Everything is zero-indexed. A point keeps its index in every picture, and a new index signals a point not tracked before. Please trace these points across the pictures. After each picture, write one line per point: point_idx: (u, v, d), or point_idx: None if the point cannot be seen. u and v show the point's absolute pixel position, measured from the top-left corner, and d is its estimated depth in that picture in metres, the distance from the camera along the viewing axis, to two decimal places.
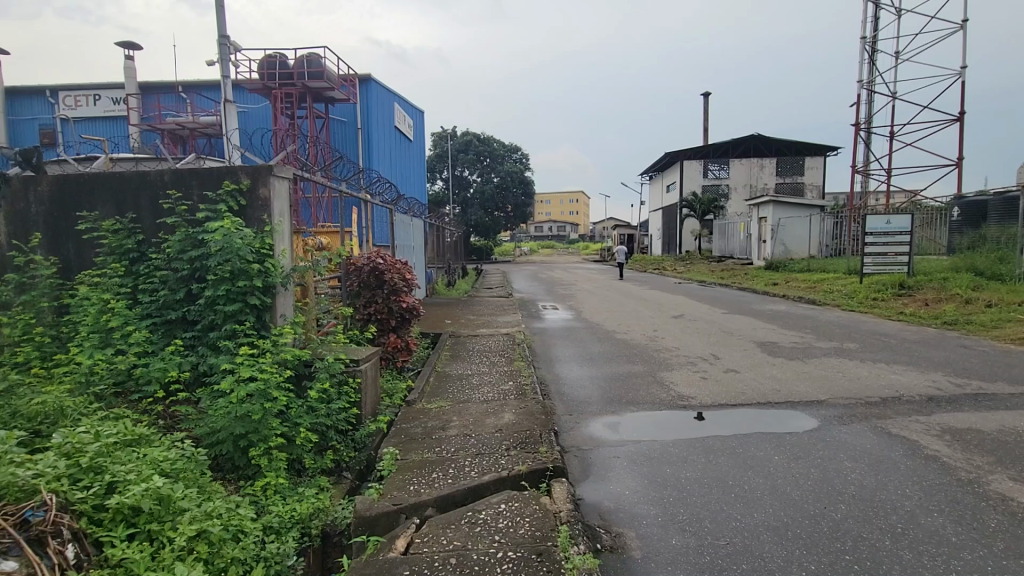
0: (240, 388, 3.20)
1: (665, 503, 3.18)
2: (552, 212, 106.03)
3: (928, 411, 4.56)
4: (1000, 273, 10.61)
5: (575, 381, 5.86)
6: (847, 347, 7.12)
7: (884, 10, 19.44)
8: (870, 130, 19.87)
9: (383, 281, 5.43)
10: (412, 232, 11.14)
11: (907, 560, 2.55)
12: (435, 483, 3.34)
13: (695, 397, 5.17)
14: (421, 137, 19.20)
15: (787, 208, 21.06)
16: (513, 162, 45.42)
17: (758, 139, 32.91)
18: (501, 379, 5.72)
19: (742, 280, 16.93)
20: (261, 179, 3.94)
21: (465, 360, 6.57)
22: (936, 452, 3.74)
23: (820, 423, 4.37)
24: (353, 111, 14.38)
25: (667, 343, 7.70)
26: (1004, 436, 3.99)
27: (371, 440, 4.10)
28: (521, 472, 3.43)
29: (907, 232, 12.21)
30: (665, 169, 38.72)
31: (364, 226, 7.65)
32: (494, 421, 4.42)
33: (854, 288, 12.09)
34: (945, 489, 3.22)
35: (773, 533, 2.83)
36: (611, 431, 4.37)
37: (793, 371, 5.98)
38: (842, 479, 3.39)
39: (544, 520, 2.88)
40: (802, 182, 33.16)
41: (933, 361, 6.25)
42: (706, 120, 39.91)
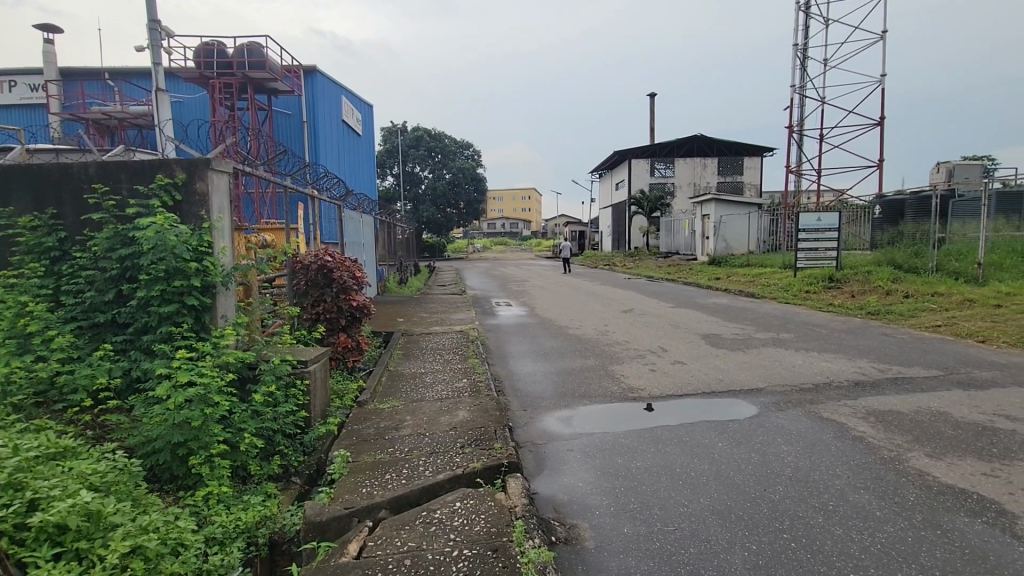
0: (178, 394, 3.03)
1: (617, 493, 3.27)
2: (504, 210, 106.26)
3: (855, 395, 4.91)
4: (916, 266, 11.51)
5: (528, 377, 5.91)
6: (784, 337, 7.55)
7: (813, 20, 20.68)
8: (802, 133, 21.11)
9: (332, 280, 5.27)
10: (362, 229, 10.88)
11: (838, 536, 2.74)
12: (388, 484, 3.30)
13: (645, 390, 5.33)
14: (370, 132, 18.75)
15: (728, 206, 22.04)
16: (465, 159, 45.29)
17: (701, 139, 34.23)
18: (455, 377, 5.69)
19: (687, 275, 17.60)
20: (197, 173, 3.73)
21: (418, 359, 6.49)
22: (862, 433, 4.04)
23: (760, 410, 4.61)
24: (298, 103, 13.88)
25: (618, 336, 7.93)
26: (920, 416, 4.35)
27: (321, 443, 3.99)
28: (476, 469, 3.43)
29: (835, 229, 13.07)
30: (614, 168, 39.63)
31: (311, 222, 7.37)
32: (448, 419, 4.39)
33: (789, 282, 12.81)
34: (871, 468, 3.48)
35: (718, 516, 2.96)
36: (565, 425, 4.44)
37: (736, 361, 6.27)
38: (779, 462, 3.60)
39: (500, 517, 2.89)
40: (742, 182, 34.77)
41: (858, 349, 6.72)
42: (651, 121, 41.14)
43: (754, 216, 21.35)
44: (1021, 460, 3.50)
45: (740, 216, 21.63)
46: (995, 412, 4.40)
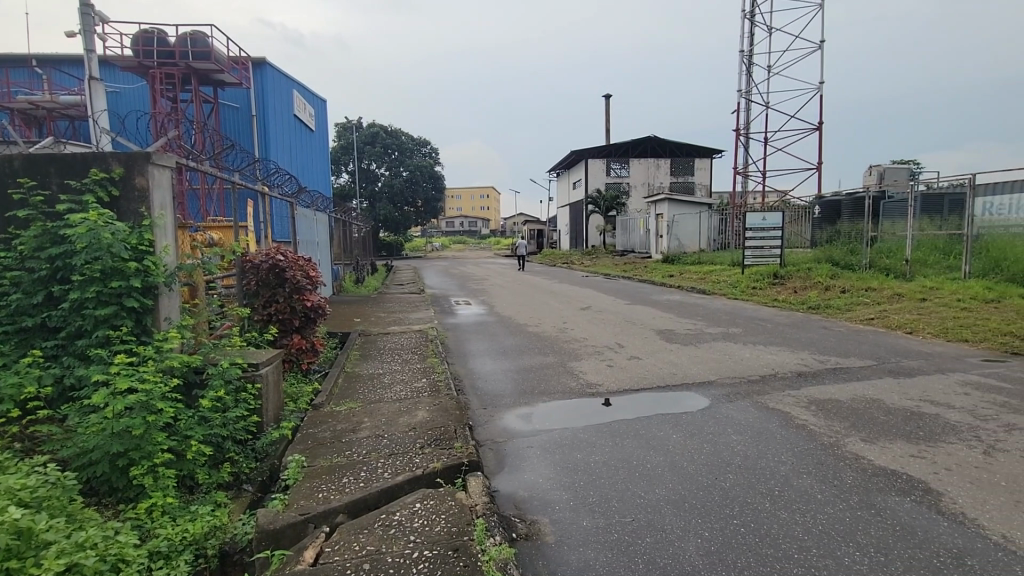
0: (117, 401, 2.85)
1: (576, 487, 3.33)
2: (462, 209, 105.76)
3: (798, 386, 5.19)
4: (851, 263, 12.41)
5: (489, 376, 5.91)
6: (733, 331, 7.88)
7: (758, 28, 21.64)
8: (748, 136, 22.08)
9: (284, 279, 5.10)
10: (316, 228, 10.57)
11: (783, 519, 2.89)
12: (345, 488, 3.23)
13: (602, 385, 5.45)
14: (323, 127, 18.21)
15: (680, 206, 22.76)
16: (422, 157, 44.79)
17: (654, 140, 35.21)
18: (414, 377, 5.62)
19: (643, 272, 18.01)
20: (136, 167, 3.53)
21: (377, 360, 6.37)
22: (804, 421, 4.27)
23: (711, 402, 4.80)
24: (247, 96, 13.33)
25: (576, 333, 8.05)
26: (856, 403, 4.65)
27: (274, 448, 3.86)
28: (436, 469, 3.41)
29: (779, 228, 13.72)
30: (571, 168, 40.17)
31: (261, 220, 7.08)
32: (407, 420, 4.35)
33: (737, 279, 13.36)
34: (813, 453, 3.69)
35: (673, 506, 3.06)
36: (525, 422, 4.47)
37: (689, 356, 6.48)
38: (729, 451, 3.76)
39: (460, 516, 2.89)
40: (693, 182, 36.00)
41: (800, 342, 7.10)
42: (607, 121, 42.00)
43: (705, 215, 22.11)
44: (943, 442, 3.80)
45: (691, 215, 22.36)
46: (921, 398, 4.75)
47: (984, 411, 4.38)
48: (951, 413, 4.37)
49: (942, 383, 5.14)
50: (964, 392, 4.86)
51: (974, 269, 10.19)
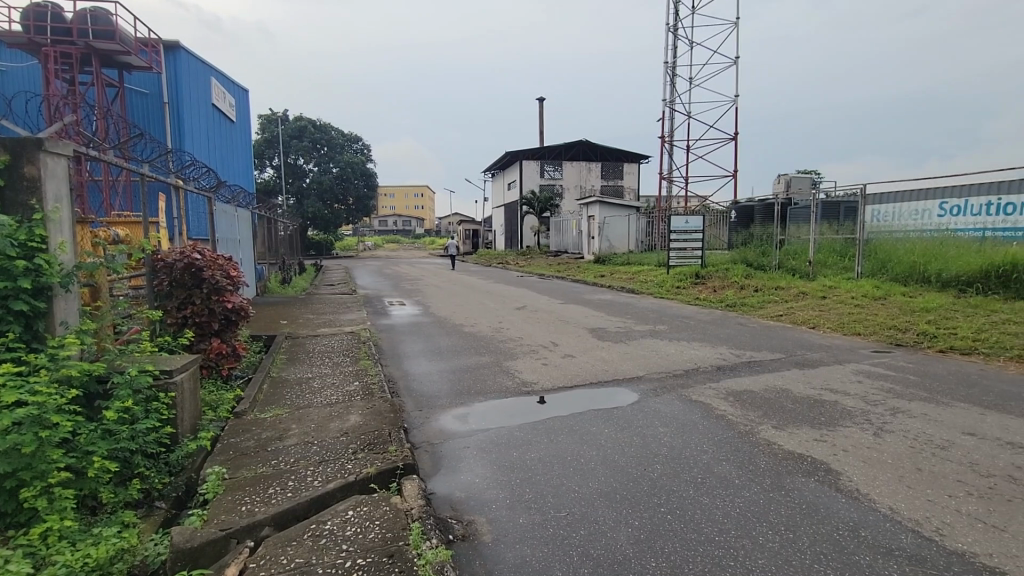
0: (2, 417, 2.54)
1: (512, 485, 3.36)
2: (395, 208, 103.55)
3: (717, 378, 5.55)
4: (763, 264, 13.48)
5: (423, 377, 5.82)
6: (659, 328, 8.28)
7: (680, 41, 22.93)
8: (672, 142, 23.31)
9: (201, 279, 4.77)
10: (237, 225, 9.93)
11: (705, 504, 3.08)
12: (272, 498, 3.08)
13: (537, 383, 5.54)
14: (245, 119, 17.16)
15: (611, 207, 23.64)
16: (354, 153, 43.44)
17: (586, 144, 36.28)
18: (346, 380, 5.44)
19: (575, 272, 18.49)
20: (25, 155, 3.17)
21: (305, 363, 6.11)
22: (723, 411, 4.58)
23: (640, 396, 5.02)
24: (158, 82, 12.29)
25: (511, 333, 8.14)
26: (767, 394, 5.04)
27: (191, 461, 3.59)
28: (369, 474, 3.33)
29: (700, 230, 14.58)
30: (505, 169, 40.48)
31: (175, 215, 6.56)
32: (338, 424, 4.21)
33: (662, 278, 14.06)
34: (730, 441, 3.95)
35: (605, 498, 3.18)
36: (460, 423, 4.46)
37: (618, 352, 6.74)
38: (657, 442, 3.96)
39: (395, 521, 2.84)
40: (622, 186, 37.45)
41: (718, 337, 7.60)
42: (540, 125, 42.82)
43: (634, 217, 22.95)
44: (841, 426, 4.20)
45: (621, 217, 23.25)
46: (822, 387, 5.23)
47: (873, 397, 4.90)
48: (848, 400, 4.84)
49: (840, 373, 5.69)
50: (857, 380, 5.42)
51: (865, 269, 11.29)
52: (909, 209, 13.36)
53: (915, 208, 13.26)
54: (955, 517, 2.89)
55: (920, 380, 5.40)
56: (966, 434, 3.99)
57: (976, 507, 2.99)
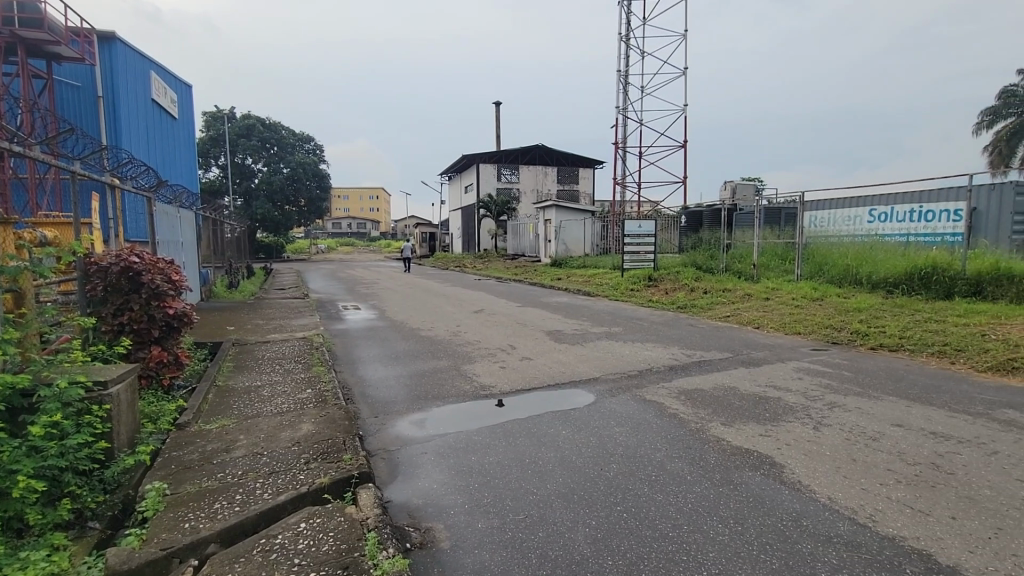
0: None
1: (471, 490, 3.35)
2: (349, 210, 101.20)
3: (670, 378, 5.73)
4: (711, 267, 14.04)
5: (379, 382, 5.72)
6: (615, 330, 8.47)
7: (632, 50, 23.61)
8: (626, 149, 23.94)
9: (140, 284, 4.50)
10: (179, 227, 9.43)
11: (658, 501, 3.18)
12: (218, 514, 2.94)
13: (495, 386, 5.54)
14: (188, 115, 16.36)
15: (567, 211, 24.02)
16: (305, 153, 42.22)
17: (542, 149, 36.69)
18: (298, 388, 5.26)
19: (532, 275, 18.65)
20: None
21: (253, 371, 5.87)
22: (675, 410, 4.73)
23: (596, 397, 5.11)
24: (92, 74, 11.54)
25: (469, 336, 8.11)
26: (716, 392, 5.25)
27: (129, 477, 3.38)
28: (323, 484, 3.24)
29: (652, 234, 15.02)
30: (462, 172, 40.37)
31: (110, 216, 6.15)
32: (289, 434, 4.07)
33: (617, 281, 14.39)
34: (682, 439, 4.09)
35: (563, 499, 3.22)
36: (418, 428, 4.40)
37: (575, 354, 6.84)
38: (613, 442, 4.05)
39: (350, 531, 2.78)
40: (577, 191, 38.07)
41: (670, 338, 7.85)
42: (497, 129, 42.99)
43: (589, 222, 23.41)
44: (784, 421, 4.43)
45: (576, 221, 23.69)
46: (766, 384, 5.50)
47: (812, 393, 5.19)
48: (790, 396, 5.10)
49: (782, 371, 6.00)
50: (798, 377, 5.73)
51: (804, 272, 11.94)
52: (843, 216, 14.34)
53: (848, 214, 14.25)
54: (886, 504, 3.10)
55: (853, 375, 5.77)
56: (894, 426, 4.29)
57: (905, 494, 3.21)
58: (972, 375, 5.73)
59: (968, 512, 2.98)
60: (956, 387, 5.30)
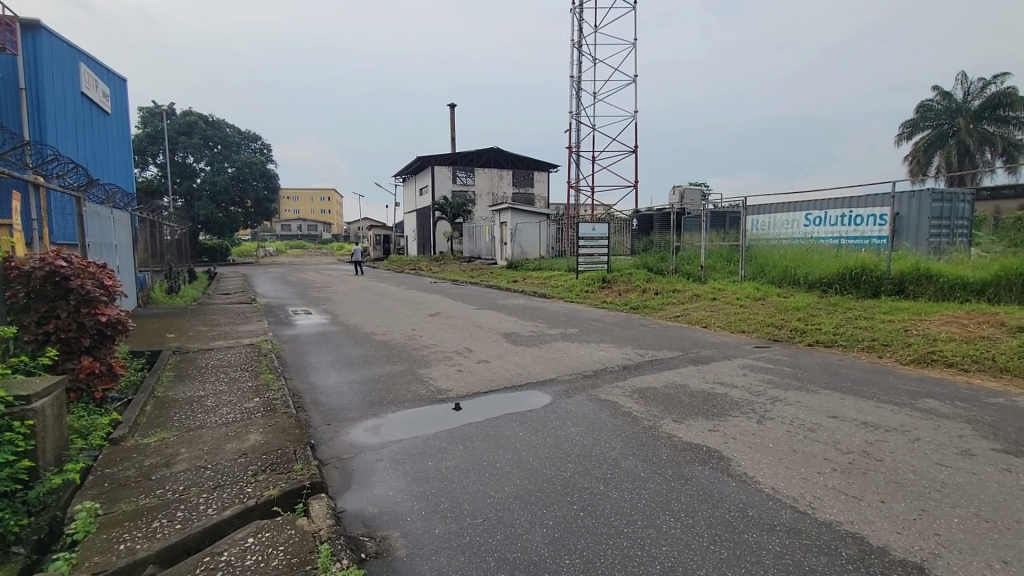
0: None
1: (428, 495, 3.32)
2: (299, 211, 98.00)
3: (624, 377, 5.87)
4: (662, 268, 14.50)
5: (331, 389, 5.57)
6: (570, 331, 8.61)
7: (584, 57, 24.08)
8: (579, 153, 24.37)
9: (68, 290, 4.21)
10: (112, 229, 8.85)
11: (614, 498, 3.25)
12: (157, 533, 2.78)
13: (451, 390, 5.51)
14: (122, 110, 15.42)
15: (522, 214, 24.19)
16: (251, 152, 40.59)
17: (497, 152, 36.79)
18: (245, 397, 5.04)
19: (489, 278, 18.65)
20: None
21: (196, 380, 5.58)
22: (629, 408, 4.85)
23: (552, 398, 5.17)
24: (13, 64, 10.67)
25: (425, 340, 8.03)
26: (668, 389, 5.43)
27: (57, 498, 3.14)
28: (272, 497, 3.13)
29: (606, 237, 15.36)
30: (417, 174, 39.90)
31: (34, 217, 5.70)
32: (235, 445, 3.89)
33: (572, 283, 14.62)
34: (636, 436, 4.21)
35: (521, 500, 3.24)
36: (373, 435, 4.32)
37: (531, 356, 6.89)
38: (569, 441, 4.11)
39: (302, 544, 2.69)
40: (532, 194, 38.42)
41: (624, 338, 8.05)
42: (452, 131, 42.84)
43: (544, 224, 23.70)
44: (730, 416, 4.64)
45: (532, 224, 23.91)
46: (714, 381, 5.73)
47: (756, 388, 5.46)
48: (735, 392, 5.35)
49: (729, 367, 6.27)
50: (742, 373, 6.01)
51: (747, 272, 12.51)
52: (782, 219, 15.15)
53: (786, 218, 15.06)
54: (823, 491, 3.30)
55: (793, 370, 6.10)
56: (830, 417, 4.57)
57: (839, 481, 3.43)
58: (897, 367, 6.17)
59: (895, 495, 3.22)
60: (883, 379, 5.70)
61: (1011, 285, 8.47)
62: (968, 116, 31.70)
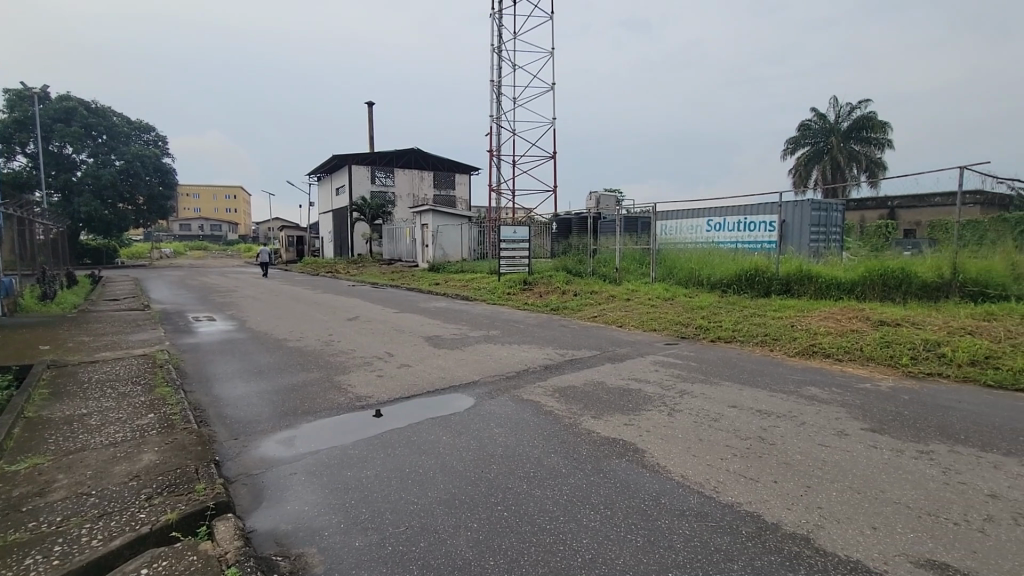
0: None
1: (347, 507, 3.21)
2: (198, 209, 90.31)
3: (546, 377, 6.02)
4: (580, 270, 15.03)
5: (240, 401, 5.19)
6: (493, 333, 8.68)
7: (504, 62, 24.44)
8: (500, 156, 24.67)
9: None
10: None
11: (537, 496, 3.33)
12: (28, 572, 2.45)
13: (372, 396, 5.35)
14: None
15: (443, 216, 24.02)
16: (143, 145, 36.92)
17: (417, 153, 36.23)
18: (137, 413, 4.57)
19: (410, 280, 18.30)
20: None
21: (77, 396, 4.97)
22: (550, 407, 4.98)
23: (476, 400, 5.19)
24: None
25: (343, 345, 7.73)
26: (588, 387, 5.64)
27: None
28: (169, 521, 2.86)
29: (527, 240, 15.65)
30: (332, 172, 38.27)
31: None
32: (125, 467, 3.52)
33: (494, 285, 14.74)
34: (558, 434, 4.33)
35: (445, 505, 3.23)
36: (286, 447, 4.09)
37: (454, 359, 6.87)
38: (492, 443, 4.15)
39: (205, 571, 2.49)
40: (453, 196, 38.30)
41: (545, 339, 8.25)
42: (370, 130, 41.62)
43: (466, 227, 23.70)
44: (644, 410, 4.91)
45: (454, 226, 23.81)
46: (629, 377, 6.05)
47: (668, 383, 5.82)
48: (648, 387, 5.67)
49: (642, 364, 6.64)
50: (654, 369, 6.40)
51: (658, 274, 13.27)
52: (687, 225, 16.27)
53: (690, 224, 16.21)
54: (725, 476, 3.60)
55: (698, 365, 6.59)
56: (731, 407, 4.99)
57: (739, 464, 3.76)
58: (786, 359, 6.85)
59: (786, 475, 3.58)
60: (775, 370, 6.32)
61: (874, 284, 9.68)
62: (838, 136, 35.93)
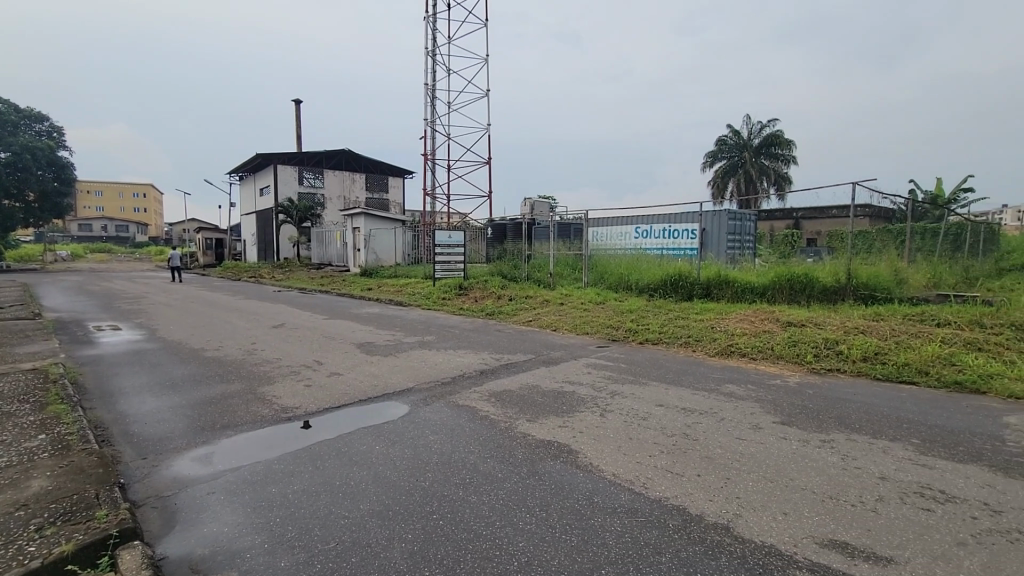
0: None
1: (272, 526, 3.04)
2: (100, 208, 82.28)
3: (482, 382, 6.03)
4: (514, 275, 15.18)
5: (149, 416, 4.78)
6: (427, 339, 8.56)
7: (439, 66, 24.31)
8: (434, 160, 24.47)
9: None
10: None
11: (473, 502, 3.32)
12: None
13: (299, 407, 5.11)
14: None
15: (376, 220, 23.44)
16: (34, 136, 33.18)
17: (349, 154, 35.06)
18: (24, 435, 4.08)
19: (341, 285, 17.68)
20: None
21: None
22: (486, 412, 4.99)
23: (410, 408, 5.09)
24: None
25: (267, 354, 7.32)
26: (523, 391, 5.70)
27: None
28: (64, 553, 2.58)
29: (462, 245, 15.60)
30: (256, 172, 36.24)
31: None
32: (9, 497, 3.13)
33: (429, 291, 14.57)
34: (494, 439, 4.35)
35: (378, 517, 3.14)
36: (203, 465, 3.81)
37: (387, 366, 6.71)
38: (427, 450, 4.09)
39: None
40: (386, 199, 37.44)
41: (481, 344, 8.26)
42: (297, 129, 39.87)
43: (399, 231, 23.23)
44: (578, 412, 5.04)
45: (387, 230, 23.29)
46: (563, 380, 6.18)
47: (600, 385, 6.00)
48: (582, 389, 5.82)
49: (575, 367, 6.80)
50: (587, 371, 6.58)
51: (590, 279, 13.64)
52: (617, 232, 16.93)
53: (620, 231, 16.89)
54: (654, 472, 3.77)
55: (628, 366, 6.86)
56: (658, 406, 5.23)
57: (666, 461, 3.95)
58: (707, 359, 7.29)
59: (709, 469, 3.80)
60: (697, 370, 6.70)
61: (782, 289, 10.49)
62: (751, 151, 38.72)
